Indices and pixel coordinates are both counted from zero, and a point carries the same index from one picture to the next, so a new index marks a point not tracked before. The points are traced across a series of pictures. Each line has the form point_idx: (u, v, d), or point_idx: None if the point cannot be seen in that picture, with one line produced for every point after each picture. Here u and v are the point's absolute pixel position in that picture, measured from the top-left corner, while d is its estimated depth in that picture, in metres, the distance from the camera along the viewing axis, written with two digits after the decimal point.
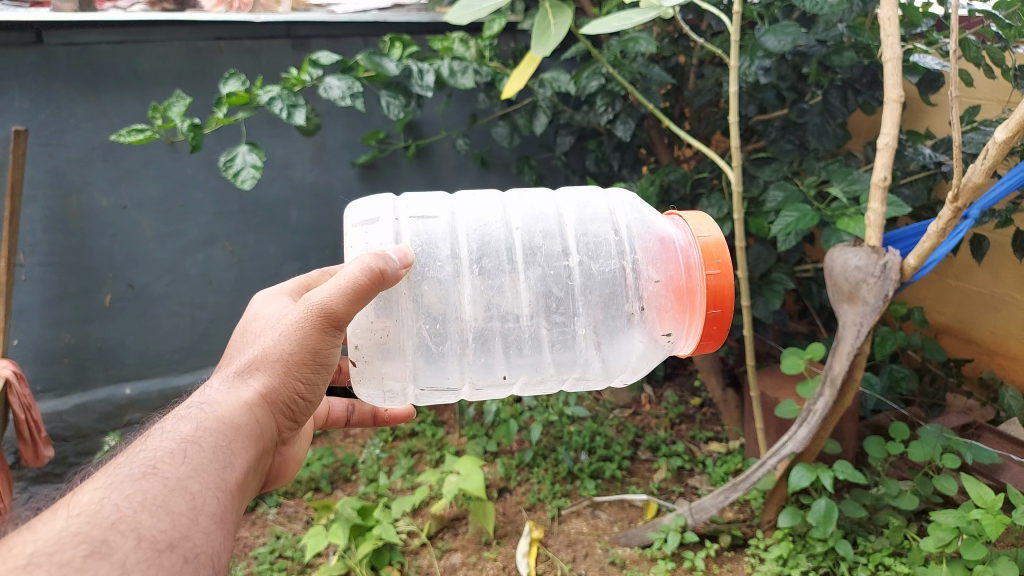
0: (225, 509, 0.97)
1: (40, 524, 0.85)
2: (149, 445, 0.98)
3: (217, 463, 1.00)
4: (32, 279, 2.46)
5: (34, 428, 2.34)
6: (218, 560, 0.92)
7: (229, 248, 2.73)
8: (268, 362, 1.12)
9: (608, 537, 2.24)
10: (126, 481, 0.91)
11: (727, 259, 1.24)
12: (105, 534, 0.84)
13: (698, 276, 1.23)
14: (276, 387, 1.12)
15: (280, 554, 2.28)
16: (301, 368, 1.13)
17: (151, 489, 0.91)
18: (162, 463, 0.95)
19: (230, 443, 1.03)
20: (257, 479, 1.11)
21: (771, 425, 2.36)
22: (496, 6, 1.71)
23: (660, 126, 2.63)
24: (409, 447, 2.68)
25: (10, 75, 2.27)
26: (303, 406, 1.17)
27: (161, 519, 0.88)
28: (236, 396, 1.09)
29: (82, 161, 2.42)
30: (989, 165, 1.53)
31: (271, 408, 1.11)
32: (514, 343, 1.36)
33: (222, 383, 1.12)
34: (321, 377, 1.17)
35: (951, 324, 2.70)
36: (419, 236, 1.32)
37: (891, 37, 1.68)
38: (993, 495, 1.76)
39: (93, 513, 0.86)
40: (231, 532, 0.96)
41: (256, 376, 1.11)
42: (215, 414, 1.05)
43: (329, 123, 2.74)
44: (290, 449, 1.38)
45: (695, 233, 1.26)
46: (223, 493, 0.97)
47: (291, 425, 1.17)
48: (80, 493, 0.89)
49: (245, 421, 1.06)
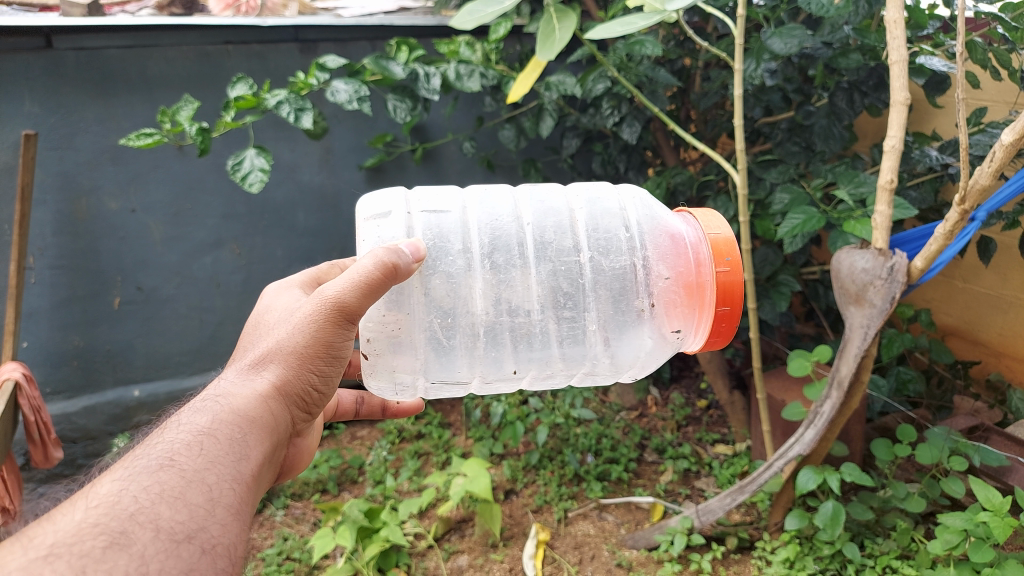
0: (241, 501, 0.97)
1: (59, 514, 0.86)
2: (166, 437, 0.99)
3: (233, 455, 1.00)
4: (41, 282, 2.48)
5: (43, 430, 2.36)
6: (235, 552, 0.92)
7: (237, 251, 2.74)
8: (282, 354, 1.13)
9: (615, 539, 2.24)
10: (144, 474, 0.92)
11: (737, 256, 1.23)
12: (124, 526, 0.85)
13: (708, 272, 1.23)
14: (290, 378, 1.12)
15: (287, 555, 2.29)
16: (315, 360, 1.13)
17: (168, 482, 0.92)
18: (179, 455, 0.95)
19: (245, 435, 1.03)
20: (272, 471, 1.11)
21: (777, 428, 2.37)
22: (501, 10, 1.72)
23: (666, 128, 2.64)
24: (415, 449, 2.69)
25: (20, 81, 2.28)
26: (316, 398, 1.17)
27: (178, 510, 0.89)
28: (250, 387, 1.09)
29: (91, 165, 2.44)
30: (995, 168, 1.53)
31: (285, 400, 1.11)
32: (523, 338, 1.36)
33: (236, 375, 1.12)
34: (334, 369, 1.17)
35: (958, 326, 2.69)
36: (431, 231, 1.33)
37: (897, 39, 1.67)
38: (1002, 498, 1.75)
39: (112, 505, 0.87)
40: (248, 524, 0.97)
41: (269, 368, 1.12)
42: (230, 406, 1.05)
43: (336, 126, 2.74)
44: (304, 441, 1.38)
45: (705, 229, 1.26)
46: (239, 484, 0.97)
47: (305, 417, 1.17)
48: (98, 485, 0.90)
49: (260, 413, 1.07)
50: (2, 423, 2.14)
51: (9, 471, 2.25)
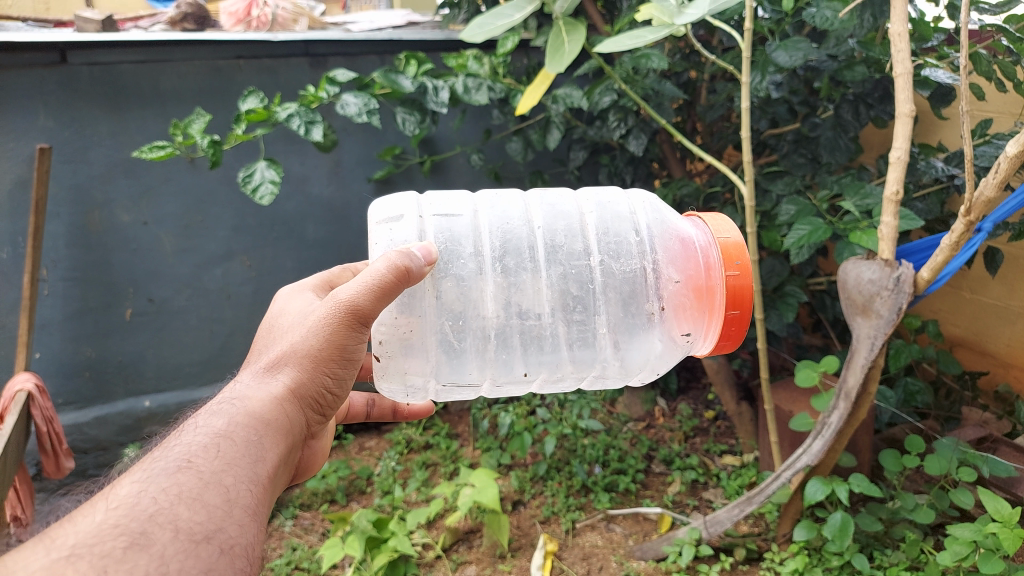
0: (258, 502, 0.98)
1: (80, 516, 0.87)
2: (183, 439, 1.00)
3: (249, 457, 1.01)
4: (54, 294, 2.51)
5: (55, 440, 2.38)
6: (252, 552, 0.93)
7: (247, 263, 2.76)
8: (296, 357, 1.14)
9: (623, 550, 2.23)
10: (162, 475, 0.93)
11: (747, 260, 1.24)
12: (143, 526, 0.86)
13: (717, 276, 1.24)
14: (304, 381, 1.13)
15: (296, 565, 2.30)
16: (329, 363, 1.15)
17: (186, 483, 0.93)
18: (196, 457, 0.97)
19: (261, 437, 1.04)
20: (287, 473, 1.13)
21: (785, 439, 2.37)
22: (511, 24, 1.75)
23: (672, 140, 2.65)
24: (423, 460, 2.70)
25: (35, 95, 2.32)
26: (330, 400, 1.19)
27: (196, 511, 0.90)
28: (266, 391, 1.10)
29: (104, 178, 2.47)
30: (1001, 178, 1.53)
31: (300, 403, 1.13)
32: (534, 340, 1.38)
33: (251, 378, 1.14)
34: (348, 372, 1.19)
35: (966, 337, 2.68)
36: (443, 234, 1.34)
37: (902, 53, 1.68)
38: (1011, 509, 1.74)
39: (132, 506, 0.88)
40: (265, 525, 0.98)
41: (284, 371, 1.13)
42: (246, 409, 1.06)
43: (346, 139, 2.77)
44: (318, 443, 1.39)
45: (714, 233, 1.27)
46: (256, 486, 0.99)
47: (319, 419, 1.18)
48: (118, 487, 0.91)
49: (275, 416, 1.08)
50: (15, 434, 2.16)
51: (21, 481, 2.27)
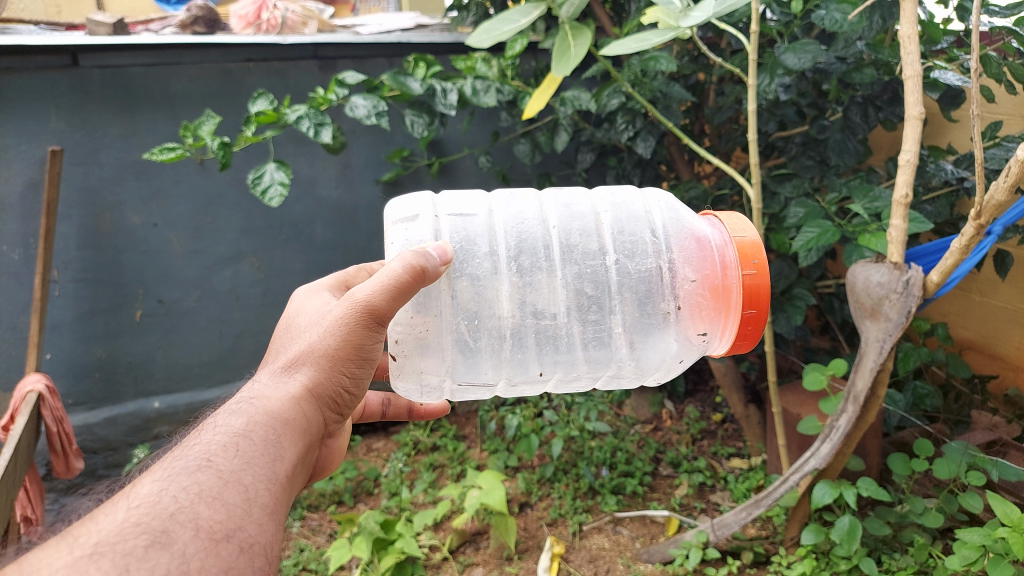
0: (276, 501, 0.98)
1: (102, 514, 0.87)
2: (203, 439, 1.00)
3: (268, 456, 1.01)
4: (65, 295, 2.52)
5: (65, 440, 2.39)
6: (271, 551, 0.93)
7: (256, 264, 2.77)
8: (314, 357, 1.14)
9: (630, 553, 2.23)
10: (182, 474, 0.94)
11: (763, 259, 1.24)
12: (164, 525, 0.86)
13: (734, 275, 1.24)
14: (322, 381, 1.14)
15: (304, 566, 2.30)
16: (346, 362, 1.15)
17: (206, 482, 0.93)
18: (215, 456, 0.97)
19: (279, 436, 1.05)
20: (306, 472, 1.13)
21: (793, 442, 2.39)
22: (519, 27, 1.74)
23: (680, 142, 2.65)
24: (431, 462, 2.71)
25: (47, 98, 2.34)
26: (348, 400, 1.19)
27: (216, 510, 0.91)
28: (284, 390, 1.11)
29: (115, 179, 2.49)
30: (1011, 182, 1.52)
31: (318, 402, 1.13)
32: (549, 340, 1.38)
33: (270, 377, 1.14)
34: (365, 371, 1.19)
35: (977, 340, 2.67)
36: (458, 233, 1.35)
37: (911, 55, 1.66)
38: (1021, 514, 1.73)
39: (153, 505, 0.88)
40: (282, 523, 0.98)
41: (302, 370, 1.14)
42: (265, 408, 1.07)
43: (355, 142, 2.78)
44: (336, 441, 1.39)
45: (731, 232, 1.27)
46: (274, 485, 0.99)
47: (337, 418, 1.19)
48: (139, 485, 0.92)
49: (293, 415, 1.08)
50: (25, 434, 2.18)
51: (31, 481, 2.29)
